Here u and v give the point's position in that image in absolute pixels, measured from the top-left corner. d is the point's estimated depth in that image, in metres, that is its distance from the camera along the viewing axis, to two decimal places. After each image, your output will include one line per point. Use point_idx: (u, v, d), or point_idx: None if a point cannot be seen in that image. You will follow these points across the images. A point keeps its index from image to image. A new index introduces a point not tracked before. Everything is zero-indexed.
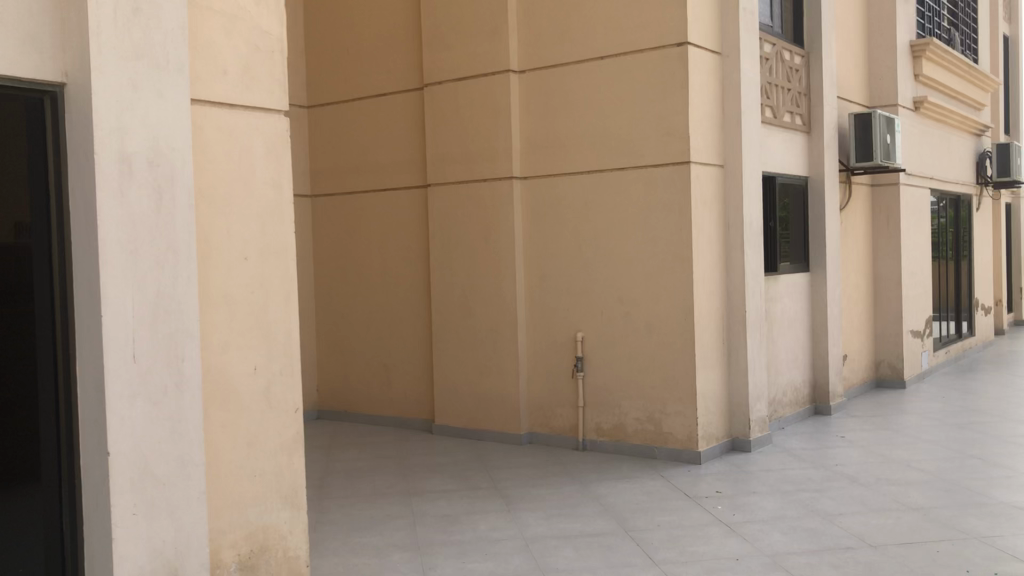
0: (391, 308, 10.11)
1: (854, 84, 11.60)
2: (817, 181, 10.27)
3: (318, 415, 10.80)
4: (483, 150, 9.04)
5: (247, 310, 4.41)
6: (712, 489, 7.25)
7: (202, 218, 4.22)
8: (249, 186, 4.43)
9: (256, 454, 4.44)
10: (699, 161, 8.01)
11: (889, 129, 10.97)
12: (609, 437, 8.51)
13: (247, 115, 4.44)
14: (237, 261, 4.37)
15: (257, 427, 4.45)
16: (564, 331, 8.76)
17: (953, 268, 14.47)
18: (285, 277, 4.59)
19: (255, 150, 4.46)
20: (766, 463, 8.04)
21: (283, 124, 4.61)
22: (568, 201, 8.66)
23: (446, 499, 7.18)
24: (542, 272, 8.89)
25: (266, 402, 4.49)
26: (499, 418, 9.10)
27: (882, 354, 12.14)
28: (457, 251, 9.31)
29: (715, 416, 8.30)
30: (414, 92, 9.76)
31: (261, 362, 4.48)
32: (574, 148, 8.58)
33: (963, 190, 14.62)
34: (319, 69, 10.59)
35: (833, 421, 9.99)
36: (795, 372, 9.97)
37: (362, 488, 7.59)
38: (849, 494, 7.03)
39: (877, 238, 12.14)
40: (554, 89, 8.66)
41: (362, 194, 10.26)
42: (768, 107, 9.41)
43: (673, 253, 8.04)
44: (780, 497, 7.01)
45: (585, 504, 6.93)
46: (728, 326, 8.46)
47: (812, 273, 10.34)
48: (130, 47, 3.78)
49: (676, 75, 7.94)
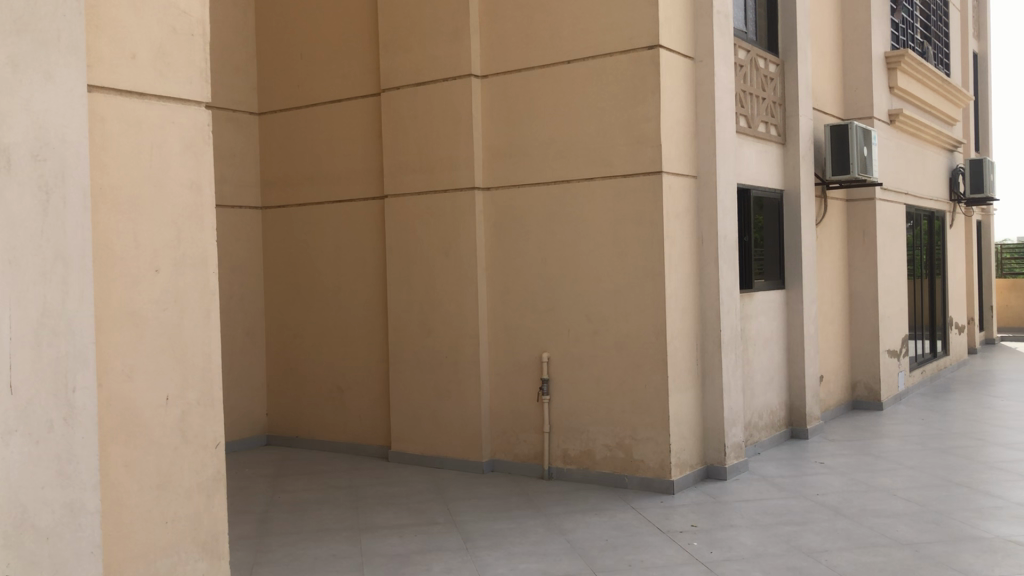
0: (346, 325, 9.51)
1: (829, 95, 11.23)
2: (793, 194, 9.85)
3: (267, 441, 10.16)
4: (443, 159, 8.51)
5: (157, 331, 3.83)
6: (687, 522, 6.73)
7: (103, 224, 3.64)
8: (161, 187, 3.85)
9: (168, 496, 3.85)
10: (671, 171, 7.55)
11: (866, 141, 10.60)
12: (577, 465, 7.96)
13: (160, 106, 3.87)
14: (147, 273, 3.79)
15: (168, 467, 3.85)
16: (529, 351, 8.22)
17: (928, 286, 14.14)
18: (203, 292, 4.01)
19: (170, 146, 3.90)
20: (743, 493, 7.54)
21: (204, 118, 4.04)
22: (533, 214, 8.15)
23: (400, 536, 6.58)
24: (505, 289, 8.36)
25: (180, 437, 3.91)
26: (459, 446, 8.53)
27: (858, 374, 11.73)
28: (416, 265, 8.76)
29: (689, 441, 7.79)
30: (371, 98, 9.22)
31: (175, 391, 3.89)
32: (540, 157, 8.08)
33: (936, 206, 14.33)
34: (270, 74, 10.01)
35: (811, 445, 9.54)
36: (771, 394, 9.50)
37: (308, 523, 6.98)
38: (833, 527, 6.54)
39: (853, 254, 11.74)
40: (518, 94, 8.17)
41: (316, 205, 9.69)
42: (743, 116, 8.97)
43: (644, 269, 7.53)
44: (760, 531, 6.50)
45: (549, 541, 6.38)
46: (702, 346, 7.97)
47: (788, 291, 9.91)
48: (10, 18, 3.20)
49: (646, 79, 7.47)
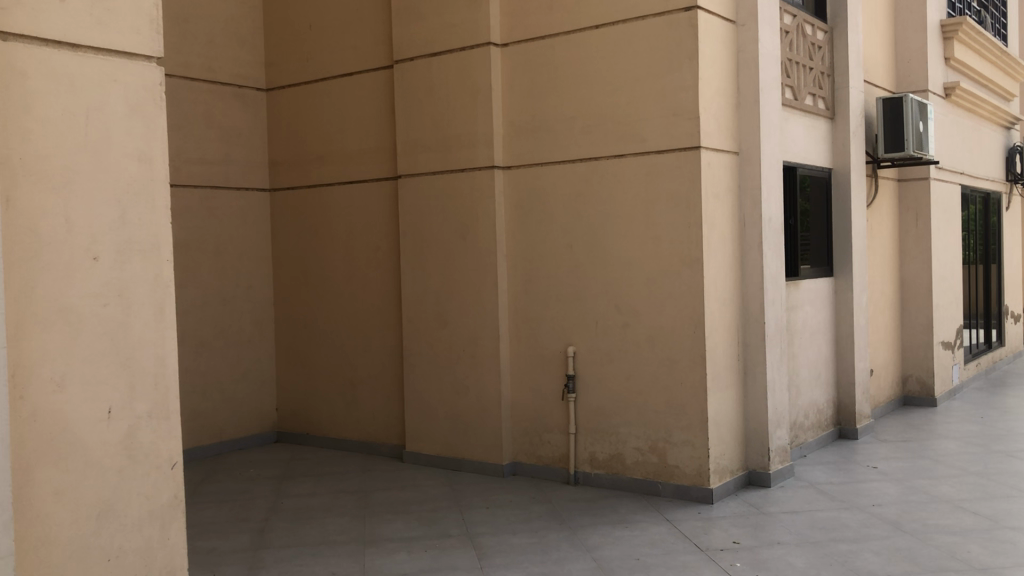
0: (358, 314, 8.88)
1: (880, 67, 10.38)
2: (842, 173, 9.04)
3: (277, 437, 9.58)
4: (460, 135, 7.83)
5: (96, 329, 3.19)
6: (728, 538, 6.03)
7: (24, 202, 3.01)
8: (100, 158, 3.20)
9: (111, 528, 3.20)
10: (710, 147, 6.79)
11: (921, 115, 9.76)
12: (605, 469, 7.27)
13: (98, 59, 3.21)
14: (83, 262, 3.15)
15: (111, 493, 3.21)
16: (553, 345, 7.53)
17: (983, 272, 13.23)
18: (155, 283, 3.37)
19: (112, 109, 3.25)
20: (789, 502, 6.82)
21: (156, 76, 3.39)
22: (558, 194, 7.44)
23: (407, 551, 5.95)
24: (528, 277, 7.67)
25: (126, 456, 3.27)
26: (477, 446, 7.88)
27: (909, 368, 10.93)
28: (430, 250, 8.10)
29: (730, 444, 7.07)
30: (383, 71, 8.55)
31: (119, 401, 3.25)
32: (565, 132, 7.36)
33: (992, 187, 13.39)
34: (278, 46, 9.36)
35: (861, 446, 8.78)
36: (818, 391, 8.75)
37: (309, 534, 6.36)
38: (895, 546, 5.79)
39: (905, 239, 10.91)
40: (542, 65, 7.45)
41: (326, 187, 9.05)
42: (789, 87, 8.19)
43: (680, 255, 6.79)
44: (811, 550, 5.77)
45: (574, 559, 5.70)
46: (745, 340, 7.24)
47: (836, 278, 9.11)
48: None
49: (683, 44, 6.71)
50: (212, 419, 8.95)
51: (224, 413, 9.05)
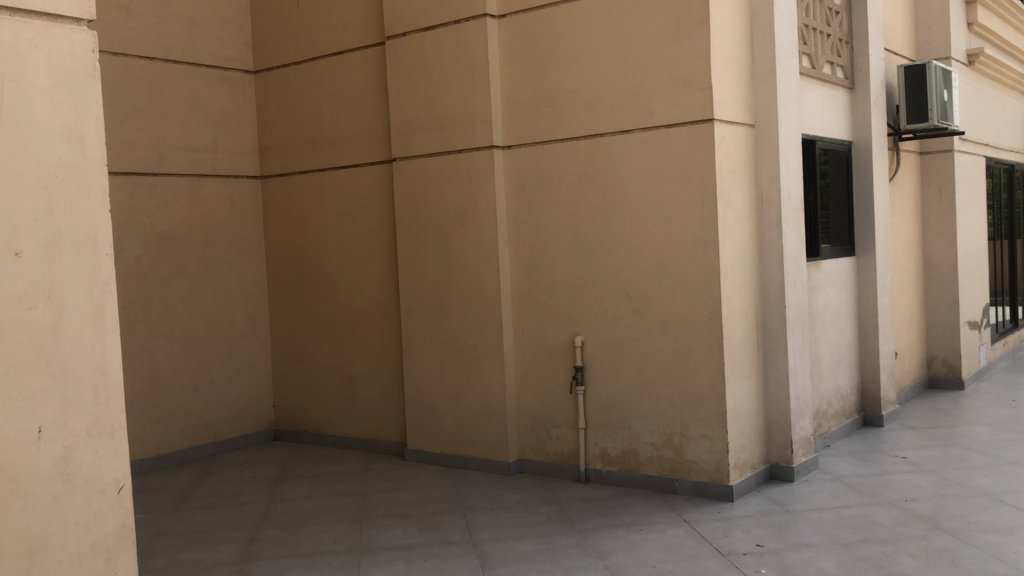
0: (355, 305, 8.45)
1: (900, 34, 9.84)
2: (864, 145, 8.53)
3: (274, 436, 9.17)
4: (457, 113, 7.36)
5: (23, 337, 2.76)
6: (752, 541, 5.58)
7: None
8: (19, 136, 2.76)
9: (44, 564, 2.78)
10: (723, 119, 6.31)
11: (945, 83, 9.23)
12: (618, 466, 6.83)
13: (14, 22, 2.76)
14: (3, 260, 2.71)
15: (44, 526, 2.79)
16: (560, 334, 7.08)
17: (1008, 247, 12.66)
18: (92, 281, 2.94)
19: (33, 80, 2.80)
20: (816, 498, 6.37)
21: (86, 41, 2.93)
22: (562, 174, 6.97)
23: (405, 560, 5.53)
24: (531, 264, 7.21)
25: (62, 481, 2.85)
26: (482, 444, 7.45)
27: (934, 349, 10.42)
28: (428, 235, 7.65)
29: (750, 437, 6.61)
30: (375, 49, 8.09)
31: (52, 419, 2.83)
32: (567, 106, 6.88)
33: (1016, 158, 12.83)
34: (264, 25, 8.89)
35: (888, 434, 8.31)
36: (841, 377, 8.27)
37: (302, 543, 5.95)
38: (933, 547, 5.33)
39: (928, 215, 10.39)
40: (541, 36, 6.97)
41: (318, 172, 8.60)
42: (806, 55, 7.68)
43: (693, 236, 6.32)
44: (841, 553, 5.32)
45: (585, 567, 5.27)
46: (764, 326, 6.77)
47: (858, 258, 8.62)
48: None
49: (692, 9, 6.22)
50: (205, 418, 8.55)
51: (217, 412, 8.65)
